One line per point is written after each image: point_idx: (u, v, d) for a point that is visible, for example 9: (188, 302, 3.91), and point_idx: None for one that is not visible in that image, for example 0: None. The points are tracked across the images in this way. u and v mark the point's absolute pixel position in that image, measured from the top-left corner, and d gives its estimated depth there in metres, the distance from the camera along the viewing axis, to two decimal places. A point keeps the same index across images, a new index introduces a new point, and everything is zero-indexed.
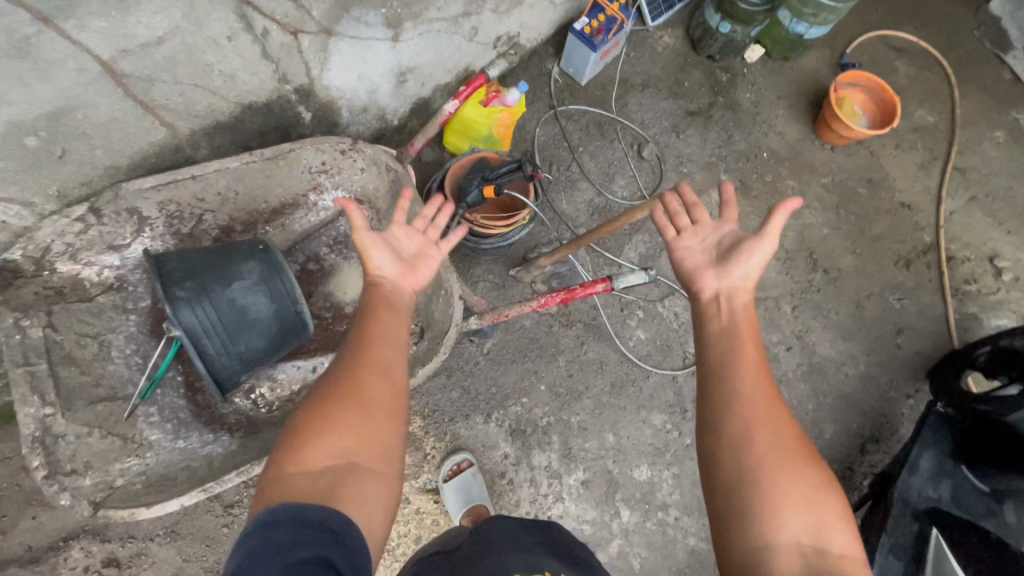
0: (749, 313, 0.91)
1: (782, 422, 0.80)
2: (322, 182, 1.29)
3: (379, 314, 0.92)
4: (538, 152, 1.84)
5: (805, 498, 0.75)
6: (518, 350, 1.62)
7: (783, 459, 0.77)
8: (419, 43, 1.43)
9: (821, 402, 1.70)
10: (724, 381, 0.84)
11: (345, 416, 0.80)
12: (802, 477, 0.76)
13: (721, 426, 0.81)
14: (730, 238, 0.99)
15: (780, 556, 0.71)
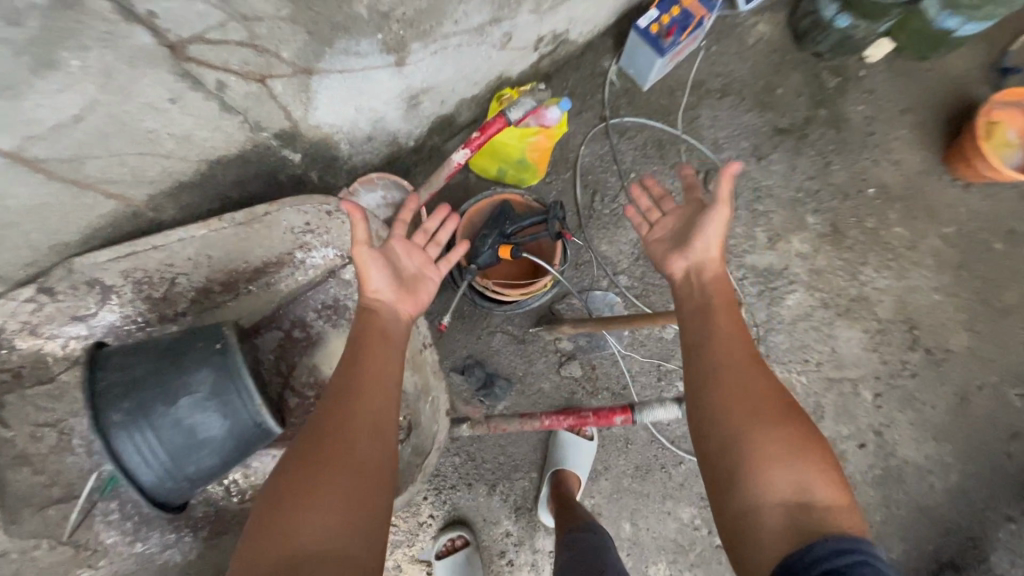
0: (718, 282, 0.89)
1: (758, 381, 0.76)
2: (308, 241, 1.12)
3: (368, 352, 0.80)
4: (579, 178, 1.54)
5: (787, 450, 0.68)
6: (533, 417, 1.45)
7: (752, 418, 0.72)
8: (433, 62, 1.15)
9: (891, 514, 1.42)
10: (697, 365, 0.80)
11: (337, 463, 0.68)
12: (776, 432, 0.70)
13: (703, 414, 0.76)
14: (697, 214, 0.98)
15: (765, 515, 0.65)
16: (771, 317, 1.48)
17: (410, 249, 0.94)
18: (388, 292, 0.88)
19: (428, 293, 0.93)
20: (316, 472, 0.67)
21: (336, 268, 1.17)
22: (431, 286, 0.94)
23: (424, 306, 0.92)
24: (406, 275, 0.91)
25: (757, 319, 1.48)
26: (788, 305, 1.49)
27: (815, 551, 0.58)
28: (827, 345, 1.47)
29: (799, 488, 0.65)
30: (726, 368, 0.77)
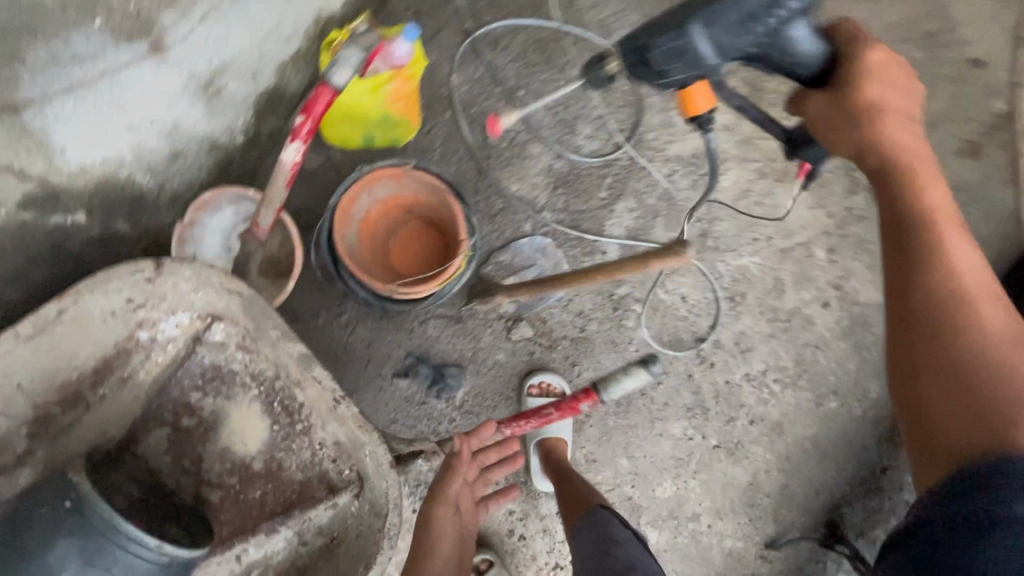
0: (903, 83, 0.74)
1: (982, 280, 0.65)
2: (147, 316, 0.86)
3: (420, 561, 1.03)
4: (461, 113, 1.29)
5: (943, 379, 0.61)
6: (497, 392, 1.32)
7: (983, 296, 0.64)
8: (210, 30, 0.84)
9: (863, 358, 1.42)
10: (944, 258, 0.65)
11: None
12: (1001, 316, 0.62)
13: (909, 288, 0.65)
14: (899, 94, 0.74)
15: (949, 426, 0.59)
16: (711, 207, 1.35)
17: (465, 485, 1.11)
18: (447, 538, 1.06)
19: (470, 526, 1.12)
20: None
21: (201, 332, 0.92)
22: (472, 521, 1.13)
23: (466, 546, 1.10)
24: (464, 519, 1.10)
25: (697, 212, 1.35)
26: (724, 188, 1.36)
27: (965, 474, 0.56)
28: (772, 217, 1.37)
29: (1007, 411, 0.57)
30: (948, 253, 0.65)
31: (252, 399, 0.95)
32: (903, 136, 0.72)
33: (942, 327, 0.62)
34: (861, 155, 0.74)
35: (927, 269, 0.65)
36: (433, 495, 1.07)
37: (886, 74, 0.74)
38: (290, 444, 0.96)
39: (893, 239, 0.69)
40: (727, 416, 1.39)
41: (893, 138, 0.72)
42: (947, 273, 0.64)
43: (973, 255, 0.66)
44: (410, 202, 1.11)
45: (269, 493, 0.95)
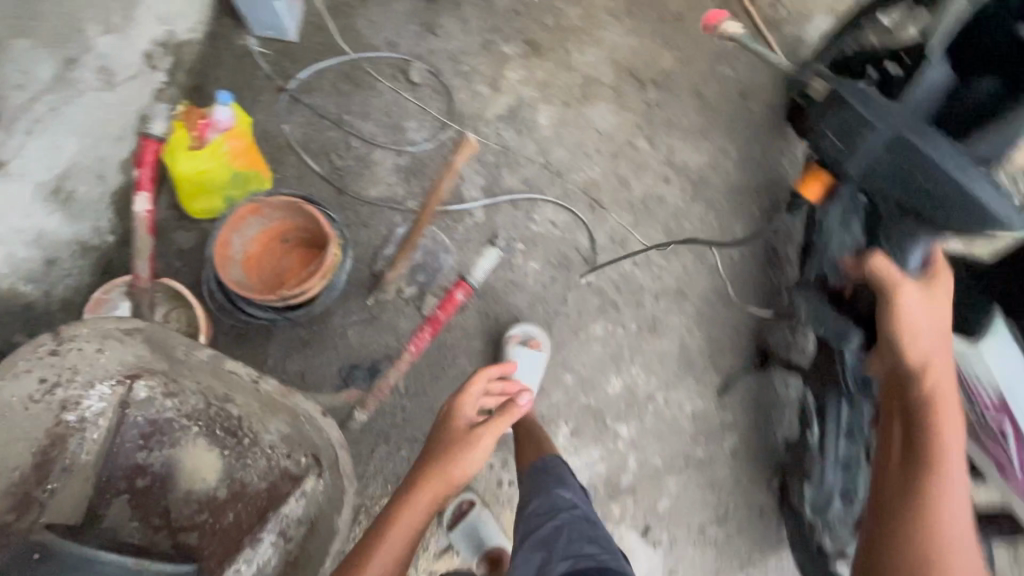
0: (929, 315, 0.89)
1: (960, 476, 0.83)
2: (68, 395, 0.94)
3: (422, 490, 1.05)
4: (303, 152, 1.47)
5: (930, 547, 0.79)
6: (433, 365, 1.44)
7: (959, 489, 0.83)
8: (41, 144, 0.99)
9: (718, 209, 1.64)
10: (935, 449, 0.84)
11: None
12: (964, 522, 0.81)
13: (929, 460, 0.84)
14: (950, 282, 0.95)
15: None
16: (539, 143, 1.58)
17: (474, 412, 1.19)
18: (462, 456, 1.10)
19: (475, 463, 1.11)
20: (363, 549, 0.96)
21: (126, 396, 1.00)
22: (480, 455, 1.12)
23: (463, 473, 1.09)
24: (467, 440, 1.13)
25: (530, 152, 1.57)
26: (544, 124, 1.59)
27: None
28: (592, 131, 1.61)
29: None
30: (954, 468, 0.83)
31: (197, 437, 1.03)
32: (938, 357, 0.88)
33: (923, 511, 0.81)
34: (906, 364, 0.90)
35: (909, 505, 0.82)
36: (450, 423, 1.17)
37: (906, 307, 0.89)
38: (245, 460, 1.03)
39: (908, 423, 0.88)
40: (634, 301, 1.56)
41: (923, 337, 0.89)
42: (921, 532, 0.80)
43: (962, 482, 0.83)
44: (279, 230, 1.24)
45: (241, 512, 1.01)
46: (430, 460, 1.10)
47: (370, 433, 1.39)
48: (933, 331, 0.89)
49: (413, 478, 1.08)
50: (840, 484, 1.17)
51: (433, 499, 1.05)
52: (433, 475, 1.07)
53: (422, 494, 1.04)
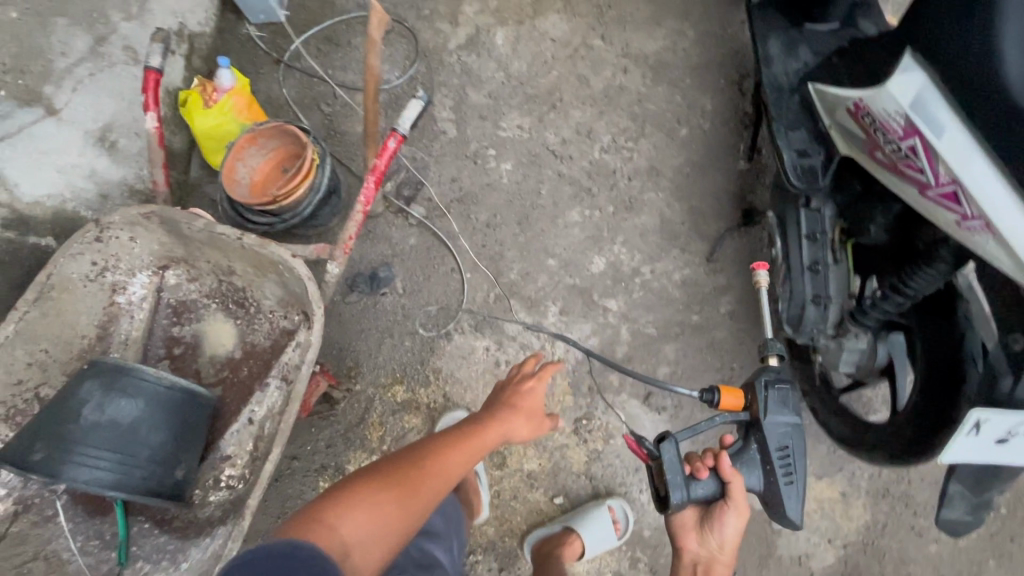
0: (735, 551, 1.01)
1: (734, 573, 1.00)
2: (115, 280, 1.20)
3: (457, 448, 1.04)
4: (298, 107, 1.72)
5: None
6: (425, 266, 1.59)
7: None
8: (81, 98, 1.28)
9: (682, 87, 1.67)
10: None
11: (388, 500, 0.88)
12: None
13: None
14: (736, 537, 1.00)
15: None
16: (499, 62, 1.72)
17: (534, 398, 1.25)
18: (517, 420, 1.19)
19: (517, 428, 1.19)
20: (379, 489, 0.89)
21: (159, 283, 1.25)
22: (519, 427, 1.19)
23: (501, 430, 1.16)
24: (526, 411, 1.22)
25: (492, 70, 1.72)
26: (502, 45, 1.74)
27: None
28: (547, 41, 1.73)
29: None
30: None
31: (216, 312, 1.25)
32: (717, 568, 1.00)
33: None
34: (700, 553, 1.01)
35: None
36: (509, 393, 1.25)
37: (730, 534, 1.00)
38: (253, 326, 1.23)
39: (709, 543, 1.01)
40: (608, 185, 1.62)
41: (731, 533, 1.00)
42: None
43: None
44: (280, 155, 1.48)
45: (254, 366, 1.20)
46: (508, 418, 1.18)
47: (376, 331, 1.56)
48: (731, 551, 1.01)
49: (470, 427, 1.11)
50: (809, 287, 1.13)
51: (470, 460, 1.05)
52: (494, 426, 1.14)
53: (481, 443, 1.10)
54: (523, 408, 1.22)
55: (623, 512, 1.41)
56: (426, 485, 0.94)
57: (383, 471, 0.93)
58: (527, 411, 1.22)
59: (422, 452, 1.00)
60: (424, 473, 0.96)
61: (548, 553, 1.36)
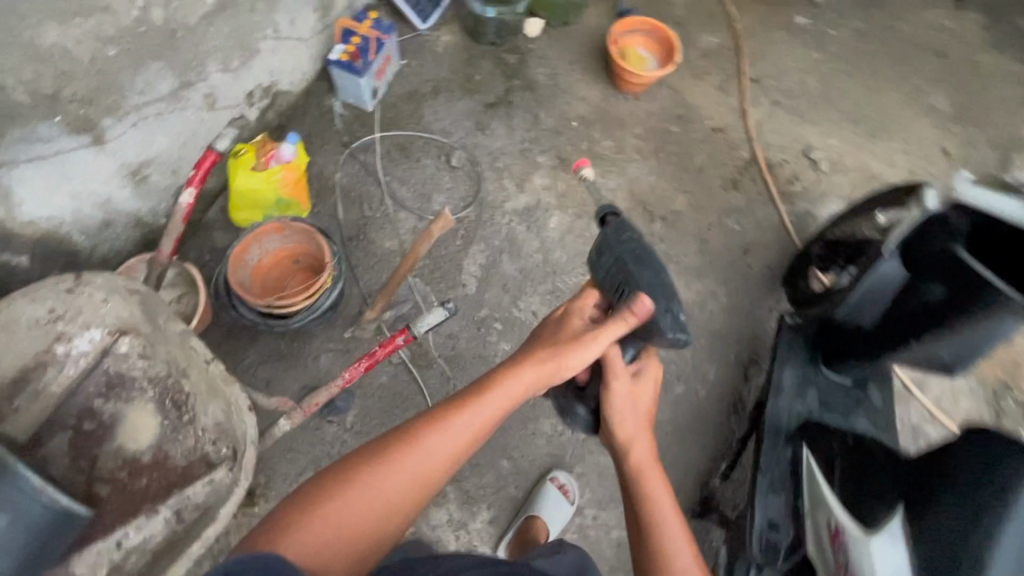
0: (634, 402, 0.98)
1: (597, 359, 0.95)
2: (63, 329, 1.10)
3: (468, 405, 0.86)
4: (341, 197, 1.71)
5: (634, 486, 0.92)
6: (384, 412, 1.52)
7: (649, 472, 0.93)
8: (136, 134, 1.25)
9: (696, 347, 1.69)
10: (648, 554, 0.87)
11: (355, 510, 0.75)
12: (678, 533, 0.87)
13: (644, 476, 0.92)
14: (629, 395, 0.98)
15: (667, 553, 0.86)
16: (544, 244, 1.74)
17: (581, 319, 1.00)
18: (572, 356, 0.92)
19: (580, 359, 0.93)
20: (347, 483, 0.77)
21: (109, 346, 1.15)
22: (578, 360, 0.93)
23: (553, 372, 0.92)
24: (570, 334, 0.96)
25: (534, 248, 1.73)
26: (552, 228, 1.76)
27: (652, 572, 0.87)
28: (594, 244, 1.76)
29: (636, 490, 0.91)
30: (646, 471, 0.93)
31: (148, 400, 1.16)
32: (636, 436, 0.96)
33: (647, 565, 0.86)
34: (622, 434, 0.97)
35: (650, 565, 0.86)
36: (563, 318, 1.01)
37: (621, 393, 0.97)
38: (176, 435, 1.13)
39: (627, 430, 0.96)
40: None
41: (621, 401, 0.97)
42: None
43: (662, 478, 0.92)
44: (296, 253, 1.45)
45: (153, 481, 1.10)
46: (554, 356, 0.92)
47: (302, 457, 1.45)
48: (637, 413, 0.98)
49: (476, 386, 0.89)
50: None
51: (471, 433, 0.85)
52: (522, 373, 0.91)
53: (479, 410, 0.86)
54: (574, 335, 0.96)
55: (564, 475, 1.47)
56: (409, 484, 0.79)
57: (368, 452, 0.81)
58: (587, 343, 0.93)
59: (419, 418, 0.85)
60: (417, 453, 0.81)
61: (521, 547, 1.37)
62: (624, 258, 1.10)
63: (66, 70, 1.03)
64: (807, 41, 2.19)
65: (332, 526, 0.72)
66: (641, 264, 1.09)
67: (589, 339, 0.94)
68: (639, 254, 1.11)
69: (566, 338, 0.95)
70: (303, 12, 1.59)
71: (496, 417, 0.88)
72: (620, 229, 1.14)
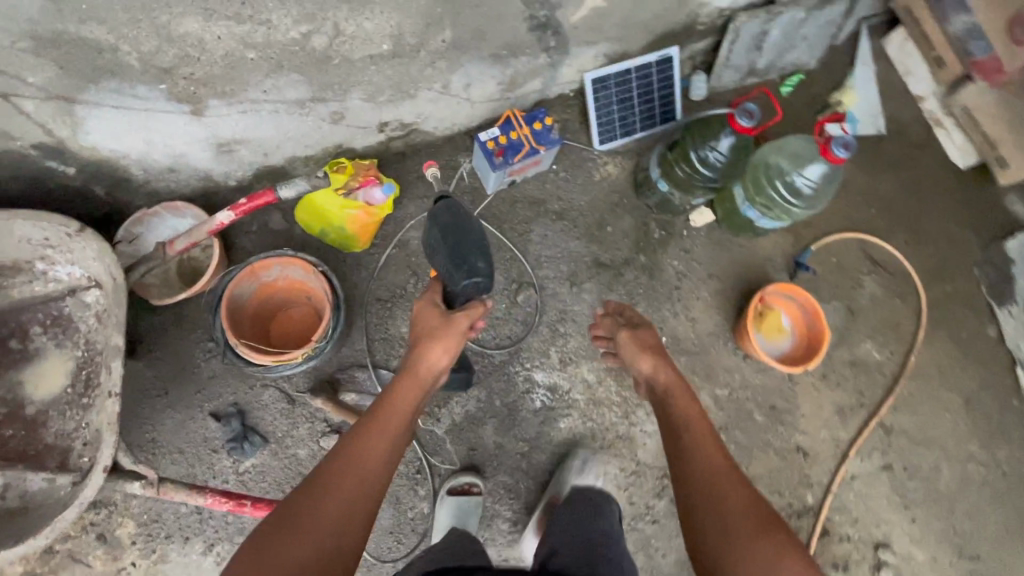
0: (652, 352, 1.18)
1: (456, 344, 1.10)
2: (52, 255, 1.10)
3: (375, 421, 0.95)
4: (401, 255, 1.59)
5: (686, 423, 1.05)
6: (277, 482, 1.41)
7: (686, 403, 1.09)
8: (241, 119, 1.19)
9: None
10: (695, 460, 0.98)
11: (330, 511, 0.83)
12: (713, 451, 0.99)
13: (682, 407, 1.08)
14: (647, 341, 1.20)
15: (711, 461, 0.97)
16: (539, 436, 1.53)
17: (429, 315, 1.13)
18: (427, 356, 1.07)
19: (433, 355, 1.07)
20: (307, 506, 0.82)
21: (79, 288, 1.13)
22: (438, 353, 1.08)
23: (421, 367, 1.06)
24: (427, 333, 1.10)
25: (525, 435, 1.52)
26: (558, 428, 1.54)
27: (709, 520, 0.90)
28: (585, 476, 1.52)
29: (680, 416, 1.07)
30: (684, 410, 1.08)
31: (73, 356, 1.12)
32: (665, 373, 1.15)
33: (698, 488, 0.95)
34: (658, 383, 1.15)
35: (700, 466, 0.97)
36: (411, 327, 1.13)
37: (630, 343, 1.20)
38: (65, 409, 1.09)
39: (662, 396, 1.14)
40: None
41: (638, 358, 1.18)
42: (704, 480, 0.95)
43: (691, 411, 1.07)
44: (310, 295, 1.38)
45: (17, 437, 1.07)
46: (420, 353, 1.07)
47: (183, 467, 1.39)
48: (650, 357, 1.17)
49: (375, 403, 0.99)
50: None
51: (392, 428, 0.96)
52: (403, 381, 1.04)
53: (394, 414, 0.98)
54: (430, 340, 1.08)
55: None
56: (360, 497, 0.86)
57: (319, 469, 0.88)
58: (434, 340, 1.08)
59: (341, 438, 0.92)
60: (364, 464, 0.89)
61: None
62: (433, 242, 1.16)
63: (193, 56, 0.97)
64: (977, 426, 1.76)
65: (318, 529, 0.80)
66: (445, 229, 1.14)
67: (446, 338, 1.08)
68: (449, 225, 1.15)
69: (423, 329, 1.11)
70: (485, 81, 1.46)
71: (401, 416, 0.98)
72: (446, 204, 1.19)
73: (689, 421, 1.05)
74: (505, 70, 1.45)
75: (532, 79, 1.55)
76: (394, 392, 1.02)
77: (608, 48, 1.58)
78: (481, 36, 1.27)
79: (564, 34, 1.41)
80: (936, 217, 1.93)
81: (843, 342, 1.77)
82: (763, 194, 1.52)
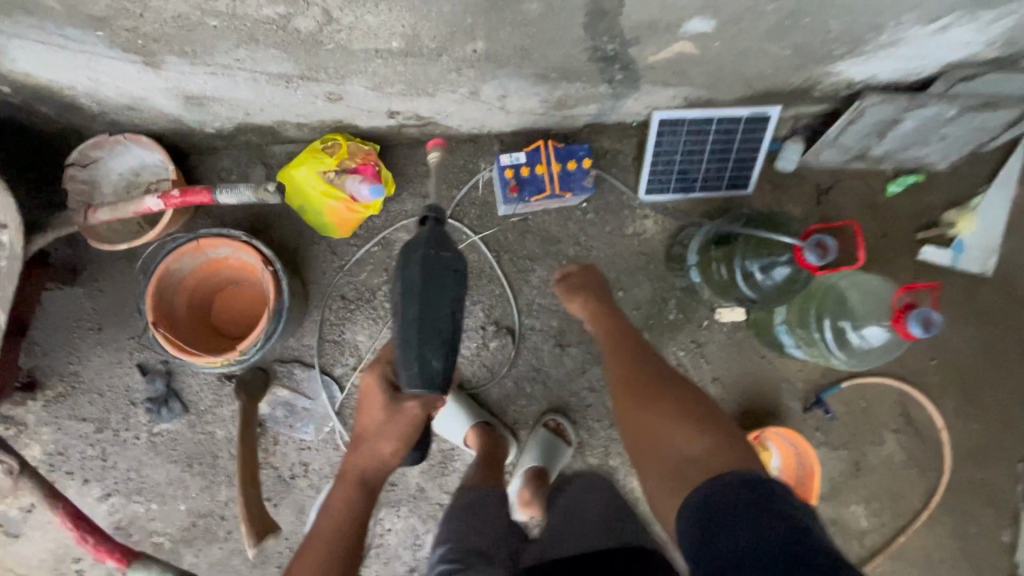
0: (606, 302, 1.24)
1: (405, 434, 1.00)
2: None
3: (322, 527, 0.96)
4: (382, 257, 1.42)
5: (627, 342, 1.13)
6: (186, 453, 1.35)
7: (624, 331, 1.16)
8: (210, 80, 0.99)
9: None
10: (639, 361, 1.06)
11: None
12: (644, 352, 1.10)
13: (619, 327, 1.17)
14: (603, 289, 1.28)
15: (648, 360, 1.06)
16: None
17: (366, 403, 1.02)
18: (367, 450, 1.01)
19: (378, 446, 1.01)
20: None
21: None
22: (381, 445, 1.01)
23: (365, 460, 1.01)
24: (368, 430, 1.01)
25: (452, 487, 1.42)
26: None
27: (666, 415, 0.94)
28: None
29: (622, 336, 1.15)
30: (622, 336, 1.15)
31: None
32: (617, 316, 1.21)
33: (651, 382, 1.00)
34: (603, 319, 1.22)
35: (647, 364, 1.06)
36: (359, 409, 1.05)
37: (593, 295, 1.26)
38: None
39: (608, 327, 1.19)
40: None
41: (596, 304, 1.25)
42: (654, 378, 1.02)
43: (625, 332, 1.15)
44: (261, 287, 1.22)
45: None
46: (361, 452, 1.02)
47: (98, 409, 1.34)
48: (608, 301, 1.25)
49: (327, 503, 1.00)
50: None
51: (331, 545, 0.93)
52: (341, 480, 1.01)
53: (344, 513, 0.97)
54: (367, 434, 1.01)
55: None
56: None
57: None
58: (372, 435, 1.01)
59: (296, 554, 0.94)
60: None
61: None
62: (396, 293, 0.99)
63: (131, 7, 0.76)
64: None
65: None
66: (412, 299, 0.94)
67: (382, 433, 1.00)
68: (418, 291, 0.95)
69: (366, 411, 1.02)
70: (525, 97, 1.19)
71: (352, 512, 0.98)
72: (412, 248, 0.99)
73: (632, 338, 1.14)
74: (553, 91, 1.17)
75: (586, 104, 1.27)
76: (346, 484, 1.01)
77: (691, 93, 1.26)
78: (523, 55, 0.99)
79: (636, 71, 1.11)
80: (1005, 394, 1.62)
81: (831, 494, 1.56)
82: (805, 326, 1.29)
